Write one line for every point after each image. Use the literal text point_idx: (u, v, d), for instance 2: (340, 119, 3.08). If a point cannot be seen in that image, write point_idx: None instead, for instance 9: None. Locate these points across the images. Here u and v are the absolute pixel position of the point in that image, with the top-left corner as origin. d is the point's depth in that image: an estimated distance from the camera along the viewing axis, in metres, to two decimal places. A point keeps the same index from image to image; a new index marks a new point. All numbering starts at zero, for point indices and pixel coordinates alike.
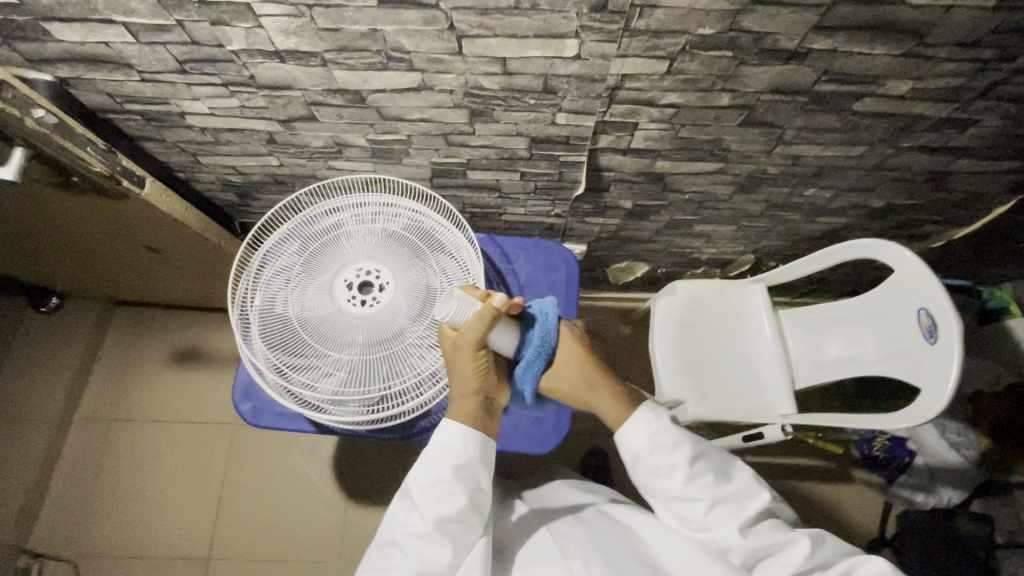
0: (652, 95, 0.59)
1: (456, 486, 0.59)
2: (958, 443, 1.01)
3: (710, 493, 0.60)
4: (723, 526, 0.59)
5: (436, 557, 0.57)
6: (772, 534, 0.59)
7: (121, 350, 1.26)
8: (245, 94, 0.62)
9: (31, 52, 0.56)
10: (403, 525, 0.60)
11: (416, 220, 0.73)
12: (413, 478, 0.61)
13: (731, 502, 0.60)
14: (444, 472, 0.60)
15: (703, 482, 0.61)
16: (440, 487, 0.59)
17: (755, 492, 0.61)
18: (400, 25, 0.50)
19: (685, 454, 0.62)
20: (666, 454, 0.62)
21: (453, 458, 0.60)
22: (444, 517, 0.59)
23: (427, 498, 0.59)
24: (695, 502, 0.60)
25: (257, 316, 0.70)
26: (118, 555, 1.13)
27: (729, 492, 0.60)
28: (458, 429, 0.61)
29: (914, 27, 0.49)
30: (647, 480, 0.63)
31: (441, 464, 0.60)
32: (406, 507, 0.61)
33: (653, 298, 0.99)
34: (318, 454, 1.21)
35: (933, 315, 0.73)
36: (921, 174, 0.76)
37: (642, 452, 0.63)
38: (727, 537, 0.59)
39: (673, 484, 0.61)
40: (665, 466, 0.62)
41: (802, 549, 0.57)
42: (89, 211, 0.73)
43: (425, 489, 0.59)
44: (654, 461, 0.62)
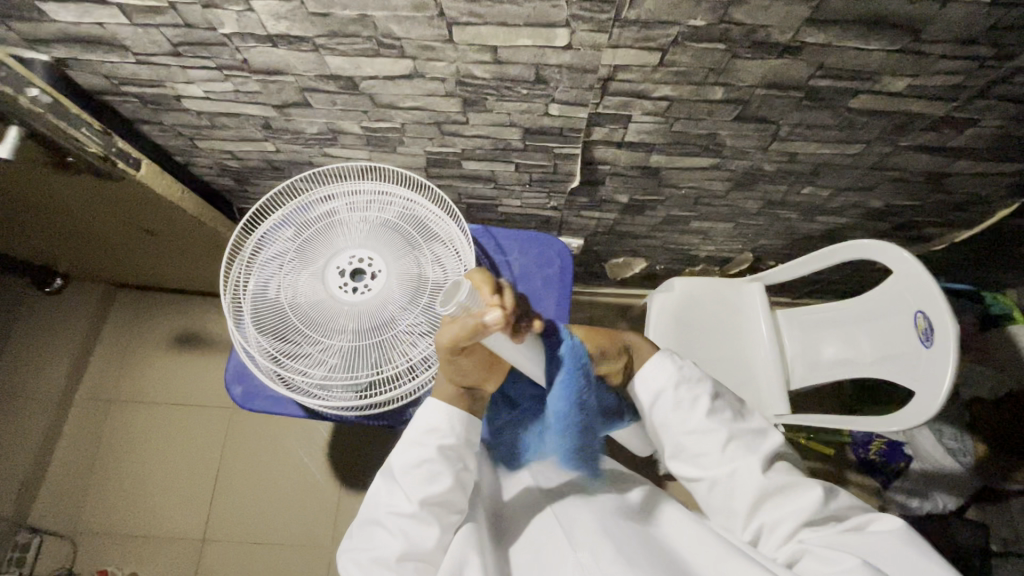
0: (644, 88, 0.58)
1: (440, 467, 0.58)
2: (956, 449, 1.01)
3: (729, 427, 0.56)
4: (742, 461, 0.55)
5: (423, 538, 0.57)
6: (787, 473, 0.55)
7: (122, 332, 1.28)
8: (239, 78, 0.62)
9: (28, 32, 0.57)
10: (387, 504, 0.59)
11: (409, 208, 0.73)
12: (397, 459, 0.59)
13: (749, 439, 0.56)
14: (429, 454, 0.58)
15: (723, 417, 0.57)
16: (424, 468, 0.58)
17: (769, 433, 0.58)
18: (390, 11, 0.50)
19: (706, 389, 0.58)
20: (690, 388, 0.58)
21: (437, 439, 0.58)
22: (430, 497, 0.57)
23: (411, 480, 0.58)
24: (714, 435, 0.56)
25: (250, 301, 0.70)
26: (115, 533, 1.15)
27: (745, 429, 0.57)
28: (445, 410, 0.58)
29: (909, 23, 0.48)
30: (664, 413, 0.58)
31: (426, 445, 0.58)
32: (391, 486, 0.59)
33: (650, 294, 0.98)
34: (312, 440, 1.22)
35: (929, 318, 0.72)
36: (920, 175, 0.75)
37: (664, 384, 0.58)
38: (743, 472, 0.55)
39: (692, 417, 0.57)
40: (688, 399, 0.57)
41: (817, 494, 0.53)
42: (86, 192, 0.74)
43: (407, 470, 0.58)
44: (678, 393, 0.57)
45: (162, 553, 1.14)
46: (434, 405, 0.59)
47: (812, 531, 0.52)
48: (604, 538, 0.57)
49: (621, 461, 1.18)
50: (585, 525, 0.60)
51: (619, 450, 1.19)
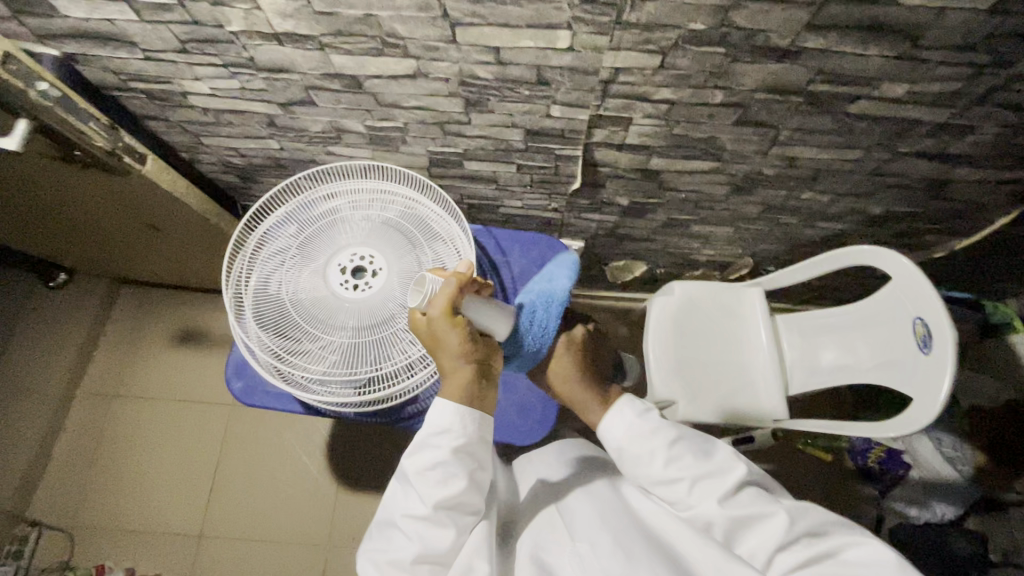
0: (645, 90, 0.59)
1: (455, 468, 0.58)
2: (954, 457, 1.00)
3: (688, 472, 0.58)
4: (706, 503, 0.57)
5: (439, 538, 0.57)
6: (755, 504, 0.55)
7: (125, 328, 1.29)
8: (245, 75, 0.63)
9: (39, 27, 0.58)
10: (402, 506, 0.59)
11: (410, 207, 0.74)
12: (411, 462, 0.59)
13: (712, 478, 0.58)
14: (443, 454, 0.58)
15: (681, 462, 0.59)
16: (439, 469, 0.58)
17: (734, 464, 0.58)
18: (395, 10, 0.51)
19: (662, 439, 0.61)
20: (645, 441, 0.61)
21: (451, 439, 0.58)
22: (445, 499, 0.57)
23: (426, 482, 0.58)
24: (676, 483, 0.59)
25: (251, 297, 0.71)
26: (113, 527, 1.16)
27: (708, 469, 0.58)
28: (456, 410, 0.58)
29: (908, 29, 0.48)
30: (632, 468, 0.62)
31: (439, 446, 0.58)
32: (406, 489, 0.59)
33: (650, 297, 0.98)
34: (311, 438, 1.22)
35: (928, 325, 0.72)
36: (920, 181, 0.75)
37: (622, 442, 0.63)
38: (710, 515, 0.56)
39: (652, 469, 0.60)
40: (644, 453, 0.61)
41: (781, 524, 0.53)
42: (92, 187, 0.75)
43: (421, 473, 0.58)
44: (633, 450, 0.61)
45: (160, 549, 1.14)
46: (445, 406, 0.58)
47: (785, 556, 0.53)
48: (601, 532, 0.58)
49: None
50: (583, 521, 0.61)
51: None
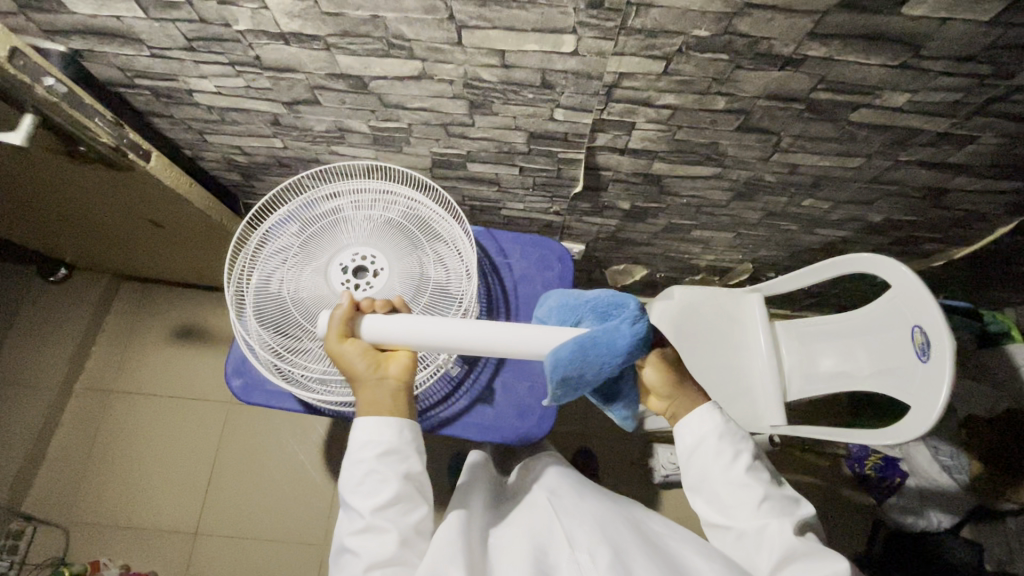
0: (648, 95, 0.59)
1: (382, 473, 0.58)
2: (951, 466, 0.98)
3: (766, 486, 0.59)
4: (775, 520, 0.57)
5: (382, 546, 0.56)
6: (815, 542, 0.57)
7: (124, 324, 1.29)
8: (251, 74, 0.63)
9: (47, 23, 0.58)
10: (348, 528, 0.59)
11: (413, 208, 0.73)
12: (343, 482, 0.60)
13: (783, 503, 0.59)
14: (368, 463, 0.58)
15: (760, 475, 0.60)
16: (369, 479, 0.58)
17: (801, 502, 0.61)
18: (401, 12, 0.51)
19: (748, 449, 0.61)
20: (731, 442, 0.61)
21: (373, 447, 0.59)
22: (379, 505, 0.57)
23: (360, 495, 0.58)
24: (750, 491, 0.59)
25: (252, 294, 0.71)
26: (109, 524, 1.15)
27: (780, 493, 0.60)
28: (375, 421, 0.59)
29: (910, 39, 0.49)
30: (705, 460, 0.61)
31: (365, 458, 0.59)
32: (349, 511, 0.60)
33: (650, 301, 0.99)
34: (309, 438, 1.22)
35: (926, 333, 0.72)
36: (920, 190, 0.75)
37: (709, 433, 0.62)
38: (773, 530, 0.57)
39: (731, 469, 0.60)
40: (728, 451, 0.61)
41: (843, 564, 0.54)
42: (96, 183, 0.75)
43: (353, 489, 0.58)
44: (720, 444, 0.61)
45: (156, 547, 1.14)
46: (364, 421, 0.59)
47: None
48: (601, 540, 0.58)
49: (616, 467, 1.18)
50: (579, 529, 0.61)
51: (614, 456, 1.19)
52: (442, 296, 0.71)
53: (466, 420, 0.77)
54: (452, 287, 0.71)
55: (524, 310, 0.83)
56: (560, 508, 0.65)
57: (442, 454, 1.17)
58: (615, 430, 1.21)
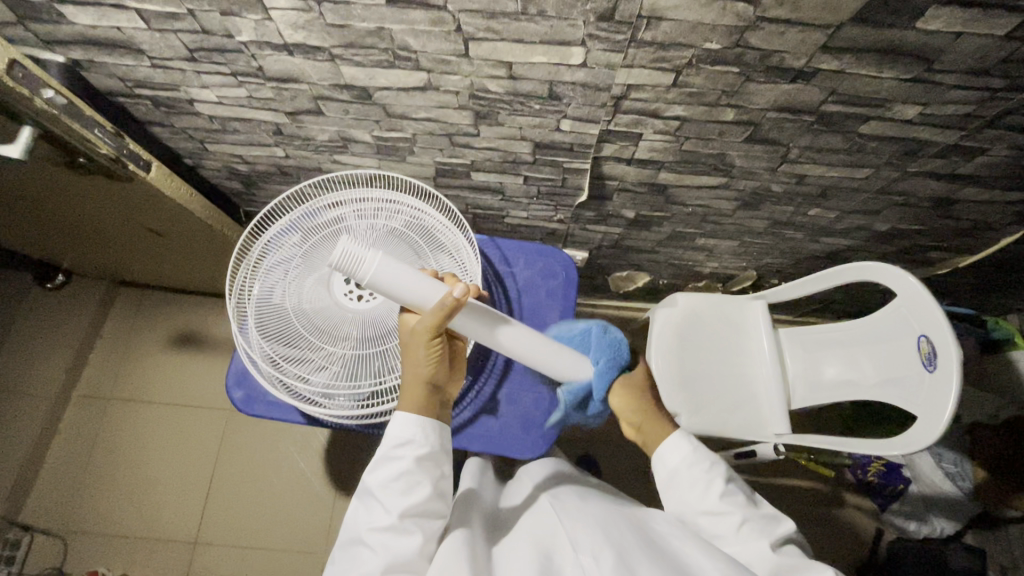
0: (657, 106, 0.58)
1: (418, 476, 0.59)
2: (955, 473, 1.00)
3: (742, 510, 0.61)
4: (754, 541, 0.59)
5: (405, 547, 0.56)
6: (801, 557, 0.58)
7: (122, 330, 1.27)
8: (253, 84, 0.62)
9: (46, 33, 0.57)
10: (366, 524, 0.58)
11: (417, 218, 0.72)
12: (373, 477, 0.59)
13: (762, 523, 0.60)
14: (407, 464, 0.59)
15: (736, 499, 0.62)
16: (404, 479, 0.58)
17: (783, 520, 0.62)
18: (408, 24, 0.50)
19: (721, 473, 0.64)
20: (704, 468, 0.64)
21: (414, 448, 0.60)
22: (411, 508, 0.58)
23: (391, 493, 0.58)
24: (726, 514, 0.61)
25: (254, 306, 0.69)
26: (106, 532, 1.14)
27: (759, 513, 0.61)
28: (417, 421, 0.61)
29: (923, 53, 0.48)
30: (681, 491, 0.64)
31: (402, 457, 0.59)
32: (369, 506, 0.59)
33: (653, 308, 0.98)
34: (309, 446, 1.21)
35: (932, 343, 0.72)
36: (927, 200, 0.75)
37: (679, 464, 0.65)
38: (754, 552, 0.58)
39: (706, 497, 0.62)
40: (700, 480, 0.63)
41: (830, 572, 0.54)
42: (96, 192, 0.74)
43: (385, 486, 0.58)
44: (691, 472, 0.64)
45: (156, 555, 1.13)
46: (404, 418, 0.60)
47: None
48: (605, 544, 0.56)
49: (618, 474, 1.18)
50: (584, 533, 0.59)
51: (617, 463, 1.19)
52: None
53: (469, 431, 0.76)
54: None
55: (528, 320, 0.83)
56: (563, 512, 0.64)
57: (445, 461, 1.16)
58: (618, 437, 1.21)
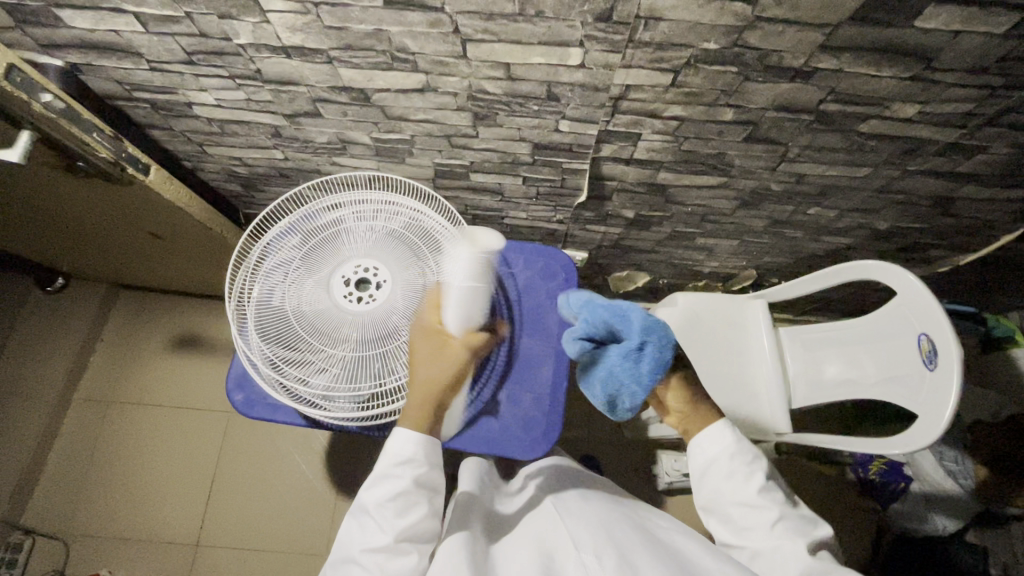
0: (655, 107, 0.58)
1: (414, 497, 0.61)
2: (957, 471, 0.97)
3: (779, 507, 0.59)
4: (789, 540, 0.57)
5: (398, 566, 0.58)
6: (832, 562, 0.56)
7: (123, 333, 1.28)
8: (251, 87, 0.62)
9: (44, 37, 0.57)
10: (361, 541, 0.59)
11: (416, 219, 0.72)
12: (367, 495, 0.61)
13: (799, 523, 0.58)
14: (402, 484, 0.61)
15: (774, 496, 0.60)
16: (399, 499, 0.60)
17: (820, 524, 0.60)
18: (406, 26, 0.50)
19: (763, 468, 0.62)
20: (744, 462, 0.61)
21: (410, 468, 0.62)
22: (405, 528, 0.59)
23: (386, 511, 0.60)
24: (763, 510, 0.59)
25: (253, 309, 0.69)
26: (108, 535, 1.14)
27: (796, 513, 0.59)
28: (415, 437, 0.63)
29: (922, 51, 0.48)
30: (717, 481, 0.62)
31: (398, 476, 0.61)
32: (362, 524, 0.61)
33: (653, 308, 0.98)
34: (310, 448, 1.21)
35: (933, 341, 0.72)
36: (927, 199, 0.75)
37: (721, 453, 0.62)
38: (787, 550, 0.56)
39: (744, 488, 0.60)
40: (739, 472, 0.61)
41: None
42: (95, 196, 0.74)
43: (381, 506, 0.60)
44: (732, 463, 0.61)
45: (159, 557, 1.13)
46: (405, 434, 0.63)
47: None
48: (608, 544, 0.57)
49: (619, 474, 1.18)
50: (585, 531, 0.59)
51: (618, 463, 1.19)
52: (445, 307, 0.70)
53: (470, 432, 0.76)
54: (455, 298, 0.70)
55: (529, 320, 0.83)
56: (565, 511, 0.64)
57: (446, 462, 1.16)
58: (619, 437, 1.21)
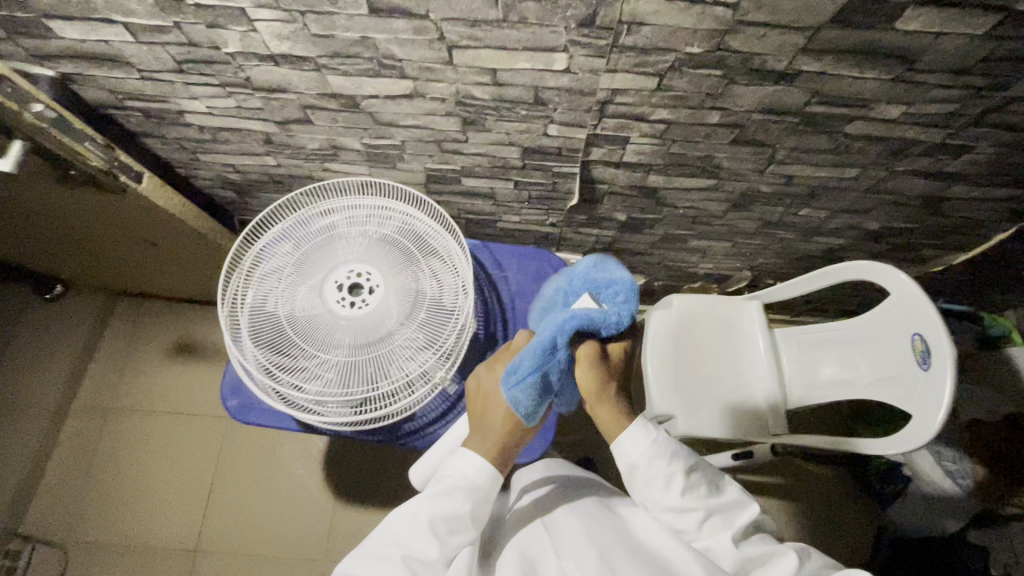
0: (642, 110, 0.59)
1: (470, 526, 0.57)
2: (954, 471, 0.95)
3: (705, 505, 0.57)
4: (717, 538, 0.56)
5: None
6: (763, 545, 0.56)
7: (121, 340, 1.28)
8: (241, 95, 0.63)
9: (35, 48, 0.58)
10: (405, 546, 0.56)
11: (408, 224, 0.73)
12: (428, 501, 0.57)
13: (725, 514, 0.57)
14: (464, 512, 0.57)
15: (697, 493, 0.57)
16: (458, 523, 0.57)
17: (747, 505, 0.59)
18: (391, 34, 0.51)
19: (682, 464, 0.57)
20: (663, 464, 0.57)
21: (477, 501, 0.58)
22: (451, 550, 0.56)
23: (441, 529, 0.56)
24: (689, 513, 0.57)
25: (247, 315, 0.70)
26: (107, 542, 1.14)
27: (722, 503, 0.57)
28: (487, 475, 0.59)
29: (904, 53, 0.48)
30: (641, 486, 0.58)
31: (465, 500, 0.57)
32: (406, 525, 0.57)
33: (649, 310, 0.98)
34: (308, 453, 1.21)
35: (926, 341, 0.71)
36: (917, 198, 0.75)
37: (638, 460, 0.58)
38: (718, 551, 0.56)
39: (667, 494, 0.57)
40: (660, 478, 0.57)
41: (792, 558, 0.52)
42: (89, 204, 0.75)
43: (437, 521, 0.56)
44: (651, 471, 0.57)
45: (157, 564, 1.13)
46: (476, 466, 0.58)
47: None
48: (587, 546, 0.58)
49: (616, 476, 1.18)
50: (567, 535, 0.61)
51: (615, 465, 1.19)
52: (437, 312, 0.69)
53: None
54: (447, 301, 0.70)
55: (522, 324, 0.83)
56: (548, 517, 0.66)
57: None
58: None
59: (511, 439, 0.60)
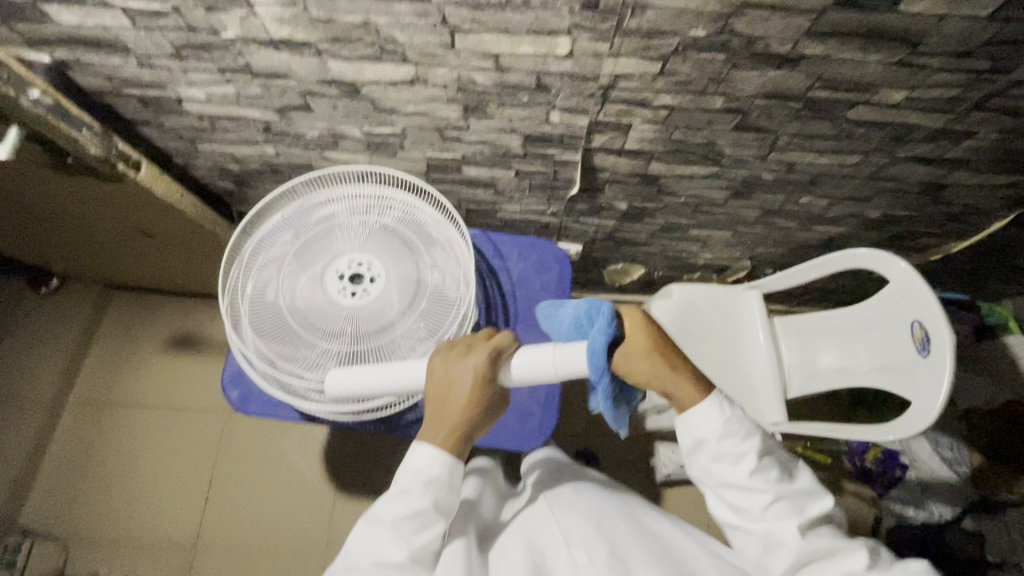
0: (645, 96, 0.59)
1: (434, 516, 0.57)
2: (952, 459, 1.00)
3: (775, 487, 0.56)
4: (783, 522, 0.55)
5: None
6: (830, 539, 0.55)
7: (118, 333, 1.27)
8: (241, 81, 0.62)
9: (31, 33, 0.57)
10: (372, 552, 0.56)
11: (408, 214, 0.72)
12: (387, 507, 0.57)
13: (794, 500, 0.56)
14: (425, 505, 0.57)
15: (767, 476, 0.57)
16: (418, 518, 0.56)
17: (819, 495, 0.57)
18: (394, 17, 0.50)
19: (755, 445, 0.57)
20: (734, 442, 0.58)
21: (435, 491, 0.57)
22: (420, 548, 0.56)
23: (405, 530, 0.56)
24: (756, 494, 0.56)
25: (248, 304, 0.69)
26: (106, 537, 1.14)
27: (792, 489, 0.57)
28: (439, 459, 0.57)
29: (908, 36, 0.48)
30: (708, 462, 0.59)
31: (422, 495, 0.57)
32: (375, 531, 0.57)
33: (649, 300, 0.98)
34: (307, 445, 1.21)
35: (926, 328, 0.72)
36: (918, 185, 0.75)
37: (709, 435, 0.58)
38: (782, 534, 0.55)
39: (735, 471, 0.57)
40: (731, 455, 0.57)
41: (860, 556, 0.53)
42: (86, 194, 0.74)
43: (400, 522, 0.56)
44: (721, 446, 0.58)
45: (157, 558, 1.13)
46: (428, 455, 0.57)
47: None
48: (598, 539, 0.58)
49: (616, 466, 1.18)
50: (578, 526, 0.60)
51: (615, 456, 1.19)
52: (438, 301, 0.69)
53: None
54: (449, 291, 0.69)
55: (523, 314, 0.83)
56: (556, 504, 0.64)
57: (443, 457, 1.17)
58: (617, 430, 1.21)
59: (472, 423, 0.58)
